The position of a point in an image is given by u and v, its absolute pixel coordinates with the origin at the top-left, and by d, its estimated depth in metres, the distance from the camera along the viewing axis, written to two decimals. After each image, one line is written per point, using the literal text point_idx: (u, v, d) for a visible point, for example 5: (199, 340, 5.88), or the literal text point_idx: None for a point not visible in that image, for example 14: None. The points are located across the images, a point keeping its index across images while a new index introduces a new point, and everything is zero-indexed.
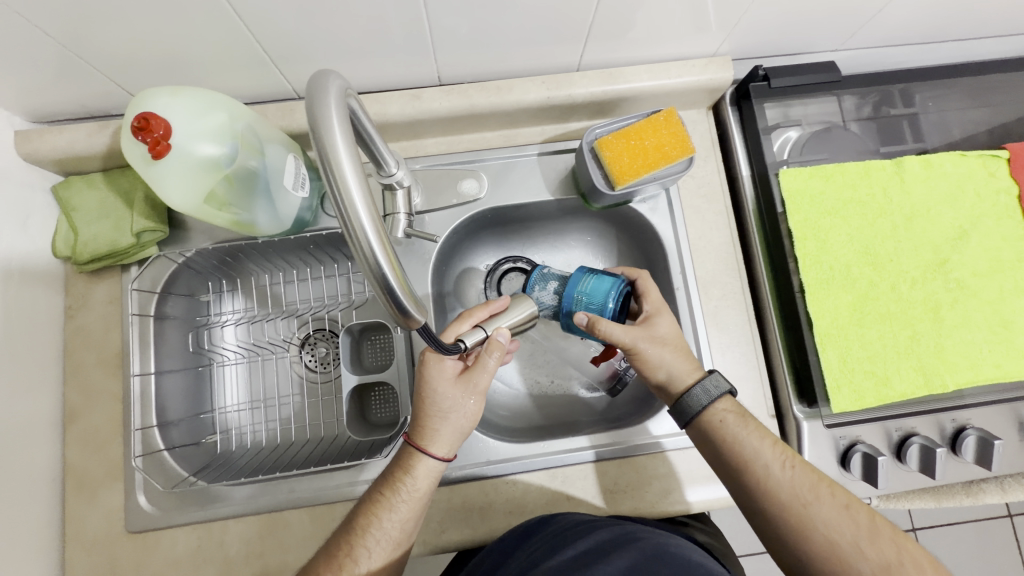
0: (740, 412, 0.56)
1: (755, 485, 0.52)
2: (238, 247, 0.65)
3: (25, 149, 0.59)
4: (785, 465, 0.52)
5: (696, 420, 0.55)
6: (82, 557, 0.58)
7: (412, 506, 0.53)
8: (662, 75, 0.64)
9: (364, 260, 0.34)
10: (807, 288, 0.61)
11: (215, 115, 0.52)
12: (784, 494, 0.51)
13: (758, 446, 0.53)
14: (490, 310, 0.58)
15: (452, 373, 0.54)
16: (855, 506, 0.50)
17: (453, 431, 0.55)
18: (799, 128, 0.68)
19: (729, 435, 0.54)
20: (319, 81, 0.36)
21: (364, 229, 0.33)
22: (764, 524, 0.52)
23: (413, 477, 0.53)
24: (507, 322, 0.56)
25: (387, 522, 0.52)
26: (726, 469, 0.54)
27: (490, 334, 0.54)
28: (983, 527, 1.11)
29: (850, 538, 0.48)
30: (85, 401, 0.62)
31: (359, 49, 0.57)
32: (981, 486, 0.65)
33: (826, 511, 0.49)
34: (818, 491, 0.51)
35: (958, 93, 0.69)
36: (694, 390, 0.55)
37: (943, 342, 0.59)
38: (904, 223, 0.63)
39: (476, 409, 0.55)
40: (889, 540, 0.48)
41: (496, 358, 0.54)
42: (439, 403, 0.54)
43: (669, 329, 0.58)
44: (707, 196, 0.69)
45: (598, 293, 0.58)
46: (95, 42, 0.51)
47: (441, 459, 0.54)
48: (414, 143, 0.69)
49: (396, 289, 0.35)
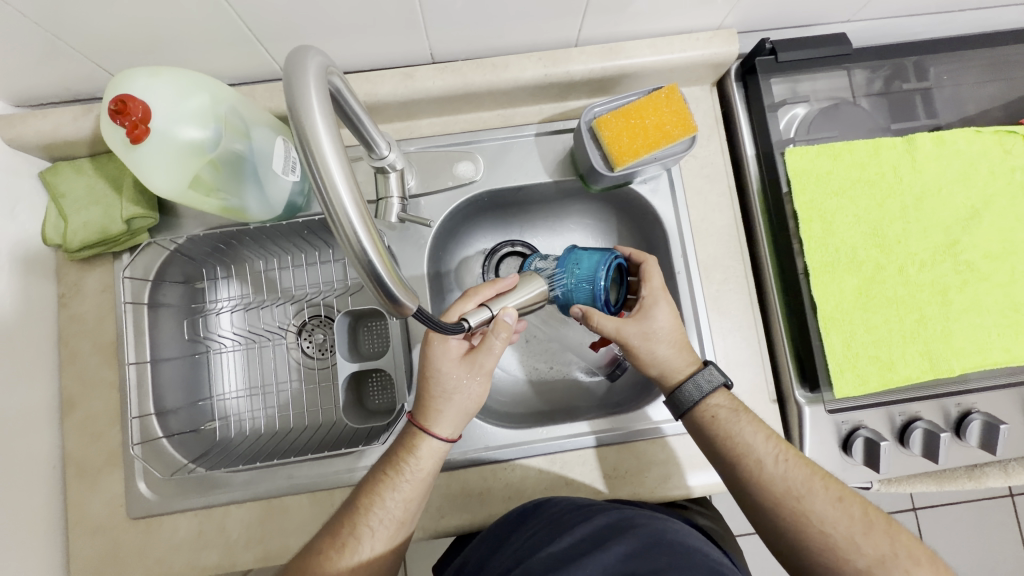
0: (733, 405, 0.56)
1: (749, 476, 0.53)
2: (231, 233, 0.64)
3: (8, 135, 0.57)
4: (779, 456, 0.53)
5: (688, 415, 0.56)
6: (85, 543, 0.58)
7: (417, 487, 0.53)
8: (665, 50, 0.61)
9: (349, 245, 0.33)
10: (811, 272, 0.60)
11: (198, 97, 0.50)
12: (776, 486, 0.52)
13: (750, 438, 0.53)
14: (497, 289, 0.54)
15: (457, 353, 0.54)
16: (849, 497, 0.51)
17: (457, 412, 0.55)
18: (807, 104, 0.65)
19: (722, 427, 0.54)
20: (298, 57, 0.34)
21: (347, 215, 0.32)
22: (759, 515, 0.53)
23: (417, 456, 0.53)
24: (514, 302, 0.52)
25: (390, 501, 0.52)
26: (722, 462, 0.54)
27: (497, 314, 0.51)
28: (984, 506, 1.11)
29: (843, 530, 0.49)
30: (83, 388, 0.62)
31: (348, 27, 0.55)
32: (984, 470, 0.64)
33: (820, 503, 0.50)
34: (813, 483, 0.51)
35: (975, 66, 0.66)
36: (686, 385, 0.55)
37: (951, 327, 0.58)
38: (914, 204, 0.60)
39: (481, 390, 0.55)
40: (882, 533, 0.49)
41: (502, 338, 0.52)
42: (443, 384, 0.53)
43: (666, 320, 0.57)
44: (710, 176, 0.66)
45: (586, 270, 0.56)
46: (75, 24, 0.49)
47: (446, 439, 0.54)
48: (409, 124, 0.67)
49: (384, 277, 0.33)
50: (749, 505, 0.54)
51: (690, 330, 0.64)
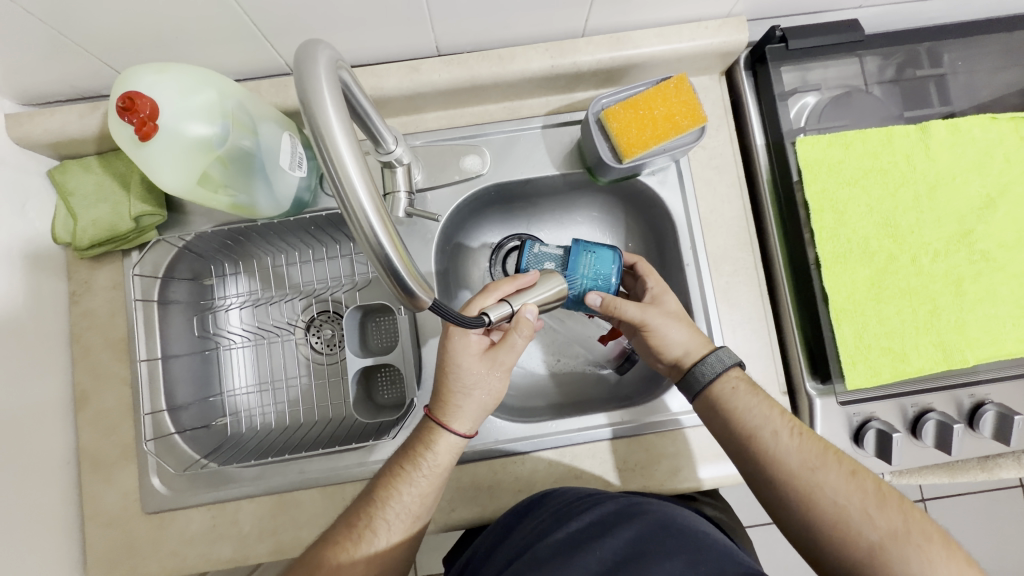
0: (751, 383, 0.56)
1: (762, 450, 0.52)
2: (242, 230, 0.64)
3: (17, 133, 0.57)
4: (794, 431, 0.53)
5: (699, 397, 0.56)
6: (100, 537, 0.59)
7: (433, 481, 0.53)
8: (673, 39, 0.61)
9: (366, 240, 0.33)
10: (822, 263, 0.59)
11: (205, 92, 0.50)
12: (790, 461, 0.51)
13: (765, 412, 0.54)
14: (517, 285, 0.54)
15: (477, 349, 0.54)
16: (861, 473, 0.51)
17: (476, 407, 0.55)
18: (817, 93, 0.65)
19: (736, 401, 0.54)
20: (308, 51, 0.34)
21: (362, 207, 0.32)
22: (769, 491, 0.52)
23: (434, 452, 0.53)
24: (534, 299, 0.53)
25: (406, 495, 0.52)
26: (735, 437, 0.54)
27: (518, 310, 0.51)
28: (994, 497, 1.10)
29: (857, 503, 0.49)
30: (95, 384, 0.62)
31: (353, 20, 0.54)
32: (997, 462, 0.63)
33: (833, 476, 0.50)
34: (826, 458, 0.51)
35: (991, 52, 0.64)
36: (695, 369, 0.56)
37: (965, 318, 0.57)
38: (927, 193, 0.60)
39: (499, 386, 0.55)
40: (896, 508, 0.48)
41: (525, 336, 0.53)
42: (463, 379, 0.53)
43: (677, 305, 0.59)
44: (719, 167, 0.66)
45: (603, 266, 0.58)
46: (81, 22, 0.49)
47: (464, 435, 0.54)
48: (414, 118, 0.66)
49: (400, 271, 0.34)
50: (758, 480, 0.53)
51: (700, 323, 0.64)
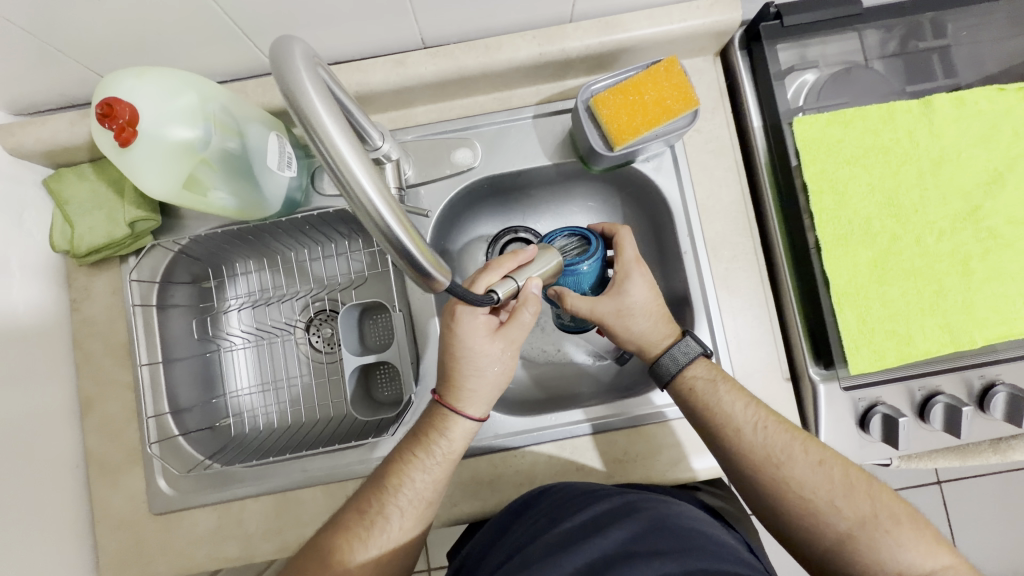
0: (712, 373, 0.55)
1: (729, 444, 0.53)
2: (247, 229, 0.64)
3: (9, 143, 0.58)
4: (758, 424, 0.52)
5: (671, 386, 0.56)
6: (111, 539, 0.60)
7: (446, 467, 0.54)
8: (664, 21, 0.59)
9: (378, 226, 0.32)
10: (822, 246, 0.58)
11: (187, 96, 0.50)
12: (756, 453, 0.52)
13: (730, 406, 0.53)
14: (518, 261, 0.52)
15: (487, 329, 0.52)
16: (829, 460, 0.51)
17: (490, 389, 0.55)
18: (816, 70, 0.63)
19: (703, 397, 0.54)
20: (282, 46, 0.33)
21: (367, 191, 0.31)
22: (743, 482, 0.53)
23: (448, 438, 0.54)
24: (538, 272, 0.51)
25: (418, 481, 0.53)
26: (702, 432, 0.54)
27: (524, 285, 0.50)
28: (1012, 477, 1.08)
29: (824, 494, 0.49)
30: (99, 389, 0.63)
31: (336, 16, 0.54)
32: (1009, 443, 0.62)
33: (800, 467, 0.50)
34: (793, 449, 0.51)
35: (997, 20, 0.62)
36: (661, 360, 0.56)
37: (973, 298, 0.56)
38: (931, 169, 0.58)
39: (509, 365, 0.55)
40: (864, 495, 0.49)
41: (532, 312, 0.53)
42: (475, 361, 0.53)
43: (640, 295, 0.56)
44: (716, 151, 0.64)
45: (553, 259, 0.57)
46: (65, 30, 0.49)
47: (476, 419, 0.55)
48: (404, 113, 0.65)
49: (413, 251, 0.33)
50: (732, 473, 0.54)
51: (699, 311, 0.63)
